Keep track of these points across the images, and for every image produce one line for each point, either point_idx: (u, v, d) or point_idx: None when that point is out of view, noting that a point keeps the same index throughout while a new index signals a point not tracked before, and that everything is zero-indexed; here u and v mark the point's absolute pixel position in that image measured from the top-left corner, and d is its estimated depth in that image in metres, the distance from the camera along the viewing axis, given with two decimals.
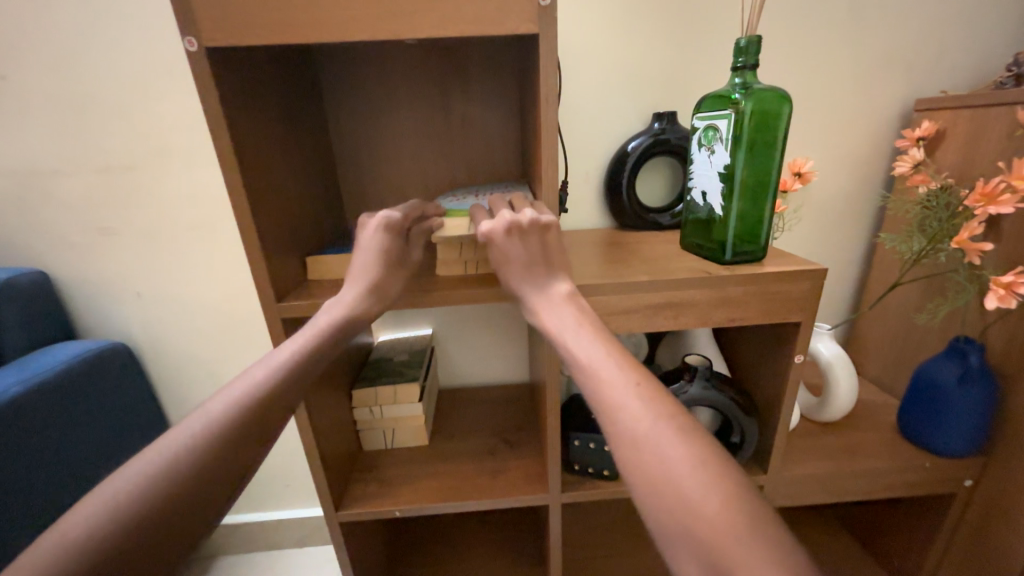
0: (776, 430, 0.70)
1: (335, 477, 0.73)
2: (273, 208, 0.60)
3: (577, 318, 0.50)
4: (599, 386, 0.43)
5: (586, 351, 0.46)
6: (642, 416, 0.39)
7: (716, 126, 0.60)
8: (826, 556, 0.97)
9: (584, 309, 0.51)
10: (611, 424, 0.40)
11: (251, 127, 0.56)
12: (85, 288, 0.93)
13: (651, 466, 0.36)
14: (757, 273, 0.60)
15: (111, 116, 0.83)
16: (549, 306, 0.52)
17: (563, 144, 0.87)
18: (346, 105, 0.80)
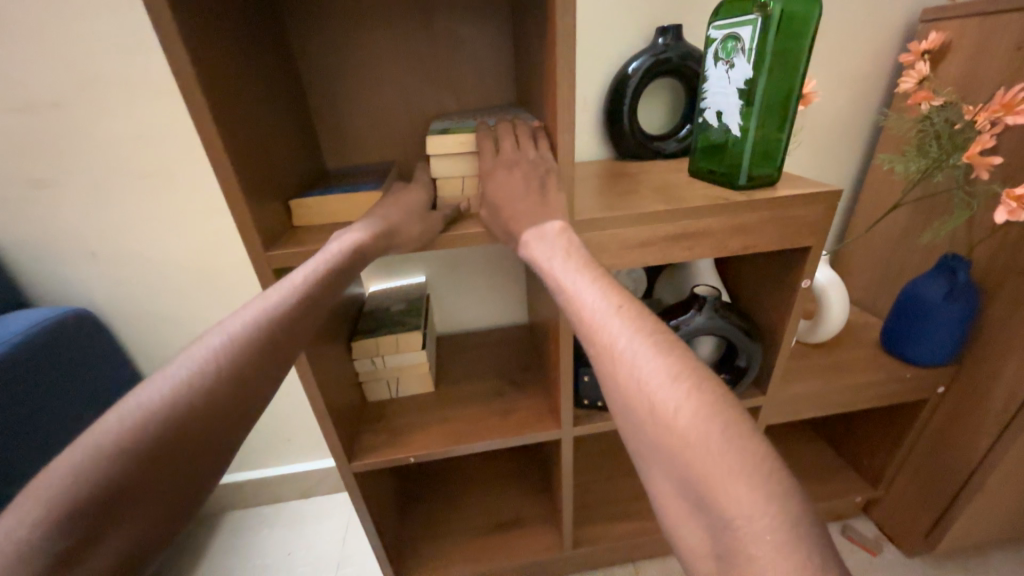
0: (779, 353, 0.72)
1: (345, 429, 0.72)
2: (245, 143, 0.52)
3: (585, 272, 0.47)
4: (585, 320, 0.44)
5: (594, 304, 0.44)
6: (647, 371, 0.38)
7: (737, 35, 0.55)
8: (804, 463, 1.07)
9: (593, 263, 0.49)
10: (597, 355, 0.42)
11: (208, 43, 0.47)
12: (27, 250, 0.82)
13: (632, 394, 0.38)
14: (774, 198, 0.58)
15: (19, 40, 0.68)
16: (556, 256, 0.49)
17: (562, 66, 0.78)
18: (312, 21, 0.68)
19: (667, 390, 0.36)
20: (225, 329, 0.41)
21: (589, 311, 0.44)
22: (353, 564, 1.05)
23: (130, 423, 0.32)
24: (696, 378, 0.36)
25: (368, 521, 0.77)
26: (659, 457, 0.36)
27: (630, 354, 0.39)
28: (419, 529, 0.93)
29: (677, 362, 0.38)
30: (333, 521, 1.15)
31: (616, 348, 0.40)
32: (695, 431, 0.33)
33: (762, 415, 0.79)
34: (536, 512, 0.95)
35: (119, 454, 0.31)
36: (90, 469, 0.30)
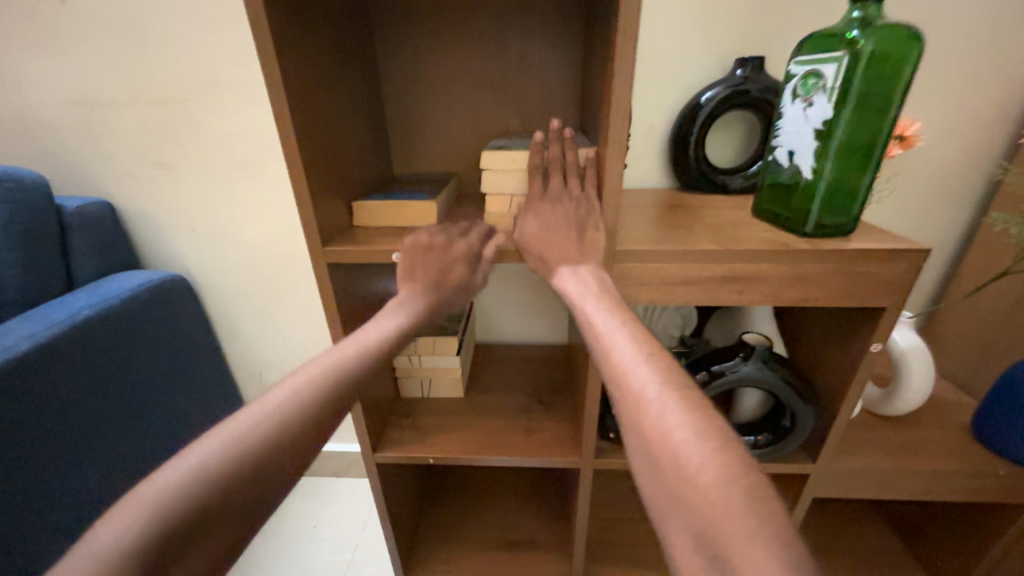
0: (834, 420, 0.65)
1: (374, 419, 0.75)
2: (319, 147, 0.58)
3: (614, 314, 0.47)
4: (614, 365, 0.43)
5: (624, 349, 0.43)
6: (673, 424, 0.36)
7: (819, 72, 0.51)
8: (856, 545, 0.95)
9: (623, 307, 0.48)
10: (623, 399, 0.41)
11: (299, 59, 0.53)
12: (145, 220, 0.97)
13: (653, 443, 0.37)
14: (843, 250, 0.53)
15: (163, 45, 0.81)
16: (587, 295, 0.50)
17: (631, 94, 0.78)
18: (396, 39, 0.74)
19: (693, 446, 0.34)
20: (304, 371, 0.48)
21: (619, 358, 0.43)
22: (370, 548, 1.09)
23: (208, 461, 0.38)
24: (724, 439, 0.34)
25: (384, 512, 0.79)
26: (680, 515, 0.34)
27: (656, 405, 0.38)
28: (433, 530, 0.95)
29: (704, 418, 0.36)
30: (357, 504, 1.21)
31: (642, 395, 0.39)
32: (719, 493, 0.31)
33: (809, 485, 0.71)
34: (549, 537, 0.93)
35: (197, 491, 0.36)
36: (175, 495, 0.36)
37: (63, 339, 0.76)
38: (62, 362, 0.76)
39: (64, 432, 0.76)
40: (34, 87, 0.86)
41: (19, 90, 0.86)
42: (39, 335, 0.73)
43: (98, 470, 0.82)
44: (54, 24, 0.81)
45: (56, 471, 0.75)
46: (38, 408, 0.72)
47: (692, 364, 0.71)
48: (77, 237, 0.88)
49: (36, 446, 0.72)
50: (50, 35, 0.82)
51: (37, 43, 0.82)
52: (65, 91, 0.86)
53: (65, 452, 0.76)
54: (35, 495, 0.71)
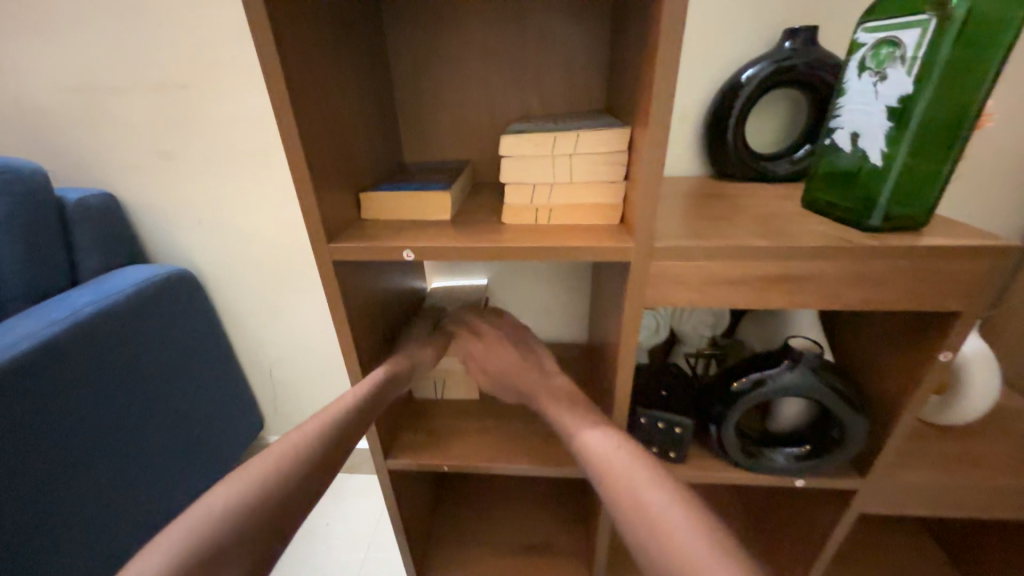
0: (891, 434, 0.58)
1: (386, 424, 0.71)
2: (322, 133, 0.52)
3: (617, 445, 0.51)
4: (617, 472, 0.47)
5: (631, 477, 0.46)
6: (690, 544, 0.38)
7: (897, 40, 0.44)
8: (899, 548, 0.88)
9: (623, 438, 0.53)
10: (634, 527, 0.43)
11: (298, 35, 0.47)
12: (150, 212, 0.93)
13: (656, 538, 0.40)
14: (917, 247, 0.46)
15: (160, 25, 0.76)
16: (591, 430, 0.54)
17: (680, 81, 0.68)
18: (405, 14, 0.68)
19: (713, 562, 0.36)
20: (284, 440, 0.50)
21: (621, 468, 0.48)
22: (382, 548, 1.07)
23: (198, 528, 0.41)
24: (737, 556, 0.37)
25: (396, 519, 0.76)
26: None
27: (670, 529, 0.40)
28: (446, 534, 0.91)
29: (716, 537, 0.39)
30: (370, 501, 1.19)
31: (656, 520, 0.42)
32: None
33: (858, 501, 0.65)
34: (568, 544, 0.89)
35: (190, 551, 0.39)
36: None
37: (66, 337, 0.74)
38: (66, 360, 0.73)
39: (72, 431, 0.74)
40: (29, 73, 0.82)
41: (14, 76, 0.82)
42: (42, 333, 0.71)
43: (110, 470, 0.80)
44: (46, 6, 0.76)
45: (66, 472, 0.73)
46: (43, 408, 0.70)
47: (729, 370, 0.65)
48: (80, 231, 0.85)
49: (44, 447, 0.70)
50: (43, 16, 0.77)
51: (29, 26, 0.78)
52: (61, 77, 0.81)
53: (75, 452, 0.74)
54: (45, 496, 0.69)
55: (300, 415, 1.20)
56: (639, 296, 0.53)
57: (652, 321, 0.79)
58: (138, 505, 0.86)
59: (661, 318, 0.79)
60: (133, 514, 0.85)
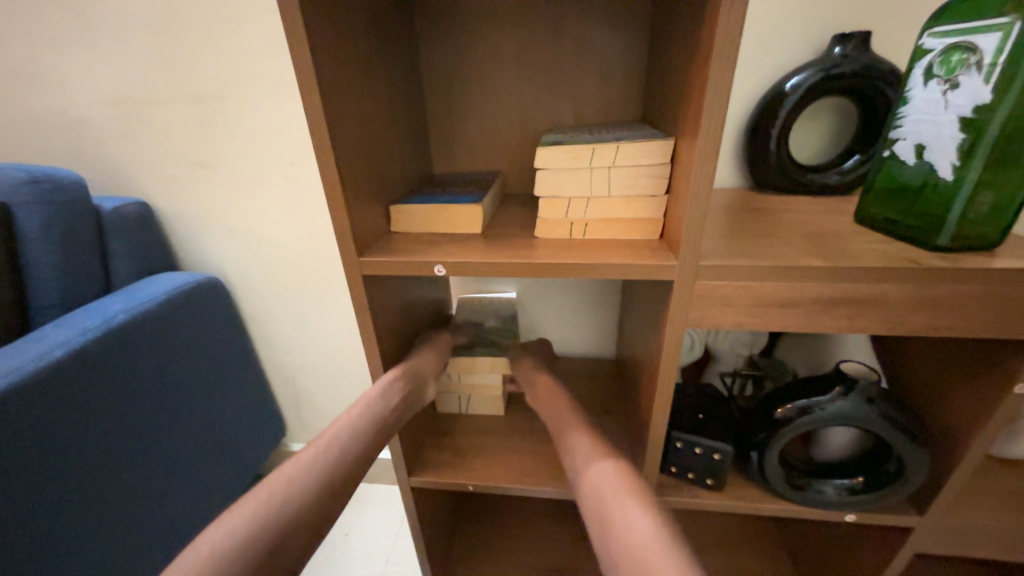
0: (955, 469, 0.54)
1: (410, 440, 0.70)
2: (355, 145, 0.52)
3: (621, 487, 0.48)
4: (599, 491, 0.49)
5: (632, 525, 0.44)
6: None
7: (971, 45, 0.41)
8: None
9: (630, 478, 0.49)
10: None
11: (334, 47, 0.47)
12: (181, 220, 0.95)
13: (630, 551, 0.42)
14: (993, 270, 0.42)
15: (197, 38, 0.78)
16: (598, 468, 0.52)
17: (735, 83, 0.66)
18: (438, 25, 0.67)
19: None
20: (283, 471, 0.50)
21: (611, 497, 0.47)
22: (400, 563, 1.04)
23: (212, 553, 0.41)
24: None
25: (418, 538, 0.74)
26: None
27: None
28: (467, 553, 0.89)
29: None
30: (388, 513, 1.17)
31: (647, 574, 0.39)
32: None
33: (914, 540, 0.60)
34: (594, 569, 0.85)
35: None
36: None
37: (96, 345, 0.74)
38: (96, 367, 0.74)
39: (100, 440, 0.74)
40: (73, 86, 0.84)
41: (59, 89, 0.85)
42: (76, 341, 0.72)
43: (137, 477, 0.81)
44: (91, 21, 0.79)
45: (95, 479, 0.73)
46: (73, 416, 0.70)
47: (771, 394, 0.62)
48: (115, 239, 0.86)
49: (75, 453, 0.71)
50: (87, 31, 0.79)
51: (74, 41, 0.80)
52: (102, 89, 0.84)
53: (104, 459, 0.75)
54: (76, 502, 0.70)
55: (322, 423, 1.20)
56: (681, 316, 0.50)
57: (686, 340, 0.76)
58: (164, 513, 0.86)
59: (696, 336, 0.76)
60: (158, 524, 0.85)
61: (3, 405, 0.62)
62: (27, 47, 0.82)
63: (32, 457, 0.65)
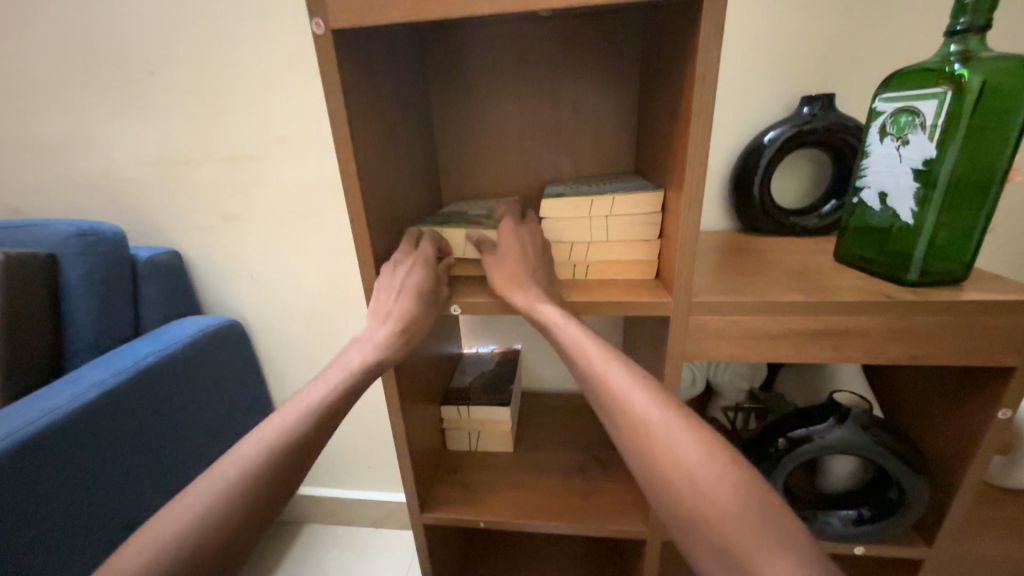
0: (955, 493, 0.55)
1: (422, 477, 0.72)
2: (380, 198, 0.58)
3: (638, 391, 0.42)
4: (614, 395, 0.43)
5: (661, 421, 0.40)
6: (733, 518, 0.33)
7: (915, 109, 0.47)
8: None
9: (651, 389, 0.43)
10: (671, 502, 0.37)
11: (366, 118, 0.54)
12: (208, 267, 1.01)
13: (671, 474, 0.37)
14: (959, 302, 0.47)
15: (235, 105, 0.87)
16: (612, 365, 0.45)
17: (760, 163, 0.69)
18: (451, 92, 0.76)
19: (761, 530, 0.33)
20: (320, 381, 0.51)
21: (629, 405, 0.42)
22: None
23: (253, 459, 0.42)
24: None
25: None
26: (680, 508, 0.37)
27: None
28: None
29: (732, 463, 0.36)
30: (396, 559, 1.15)
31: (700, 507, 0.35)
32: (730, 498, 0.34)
33: (926, 573, 0.60)
34: None
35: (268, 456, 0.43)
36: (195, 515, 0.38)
37: (128, 385, 0.78)
38: (128, 405, 0.78)
39: (126, 480, 0.76)
40: (120, 148, 0.93)
41: (107, 149, 0.94)
42: (107, 381, 0.76)
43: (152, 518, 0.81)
44: (143, 93, 0.89)
45: (114, 519, 0.74)
46: (104, 455, 0.73)
47: (771, 425, 0.64)
48: (147, 285, 0.91)
49: (100, 493, 0.72)
50: (137, 102, 0.89)
51: (125, 110, 0.90)
52: (146, 151, 0.93)
53: (123, 500, 0.76)
54: (96, 542, 0.72)
55: (331, 465, 1.20)
56: (679, 349, 0.54)
57: (688, 372, 0.79)
58: None
59: (697, 370, 0.79)
60: None
61: (45, 442, 0.65)
62: (81, 115, 0.92)
63: (60, 497, 0.66)
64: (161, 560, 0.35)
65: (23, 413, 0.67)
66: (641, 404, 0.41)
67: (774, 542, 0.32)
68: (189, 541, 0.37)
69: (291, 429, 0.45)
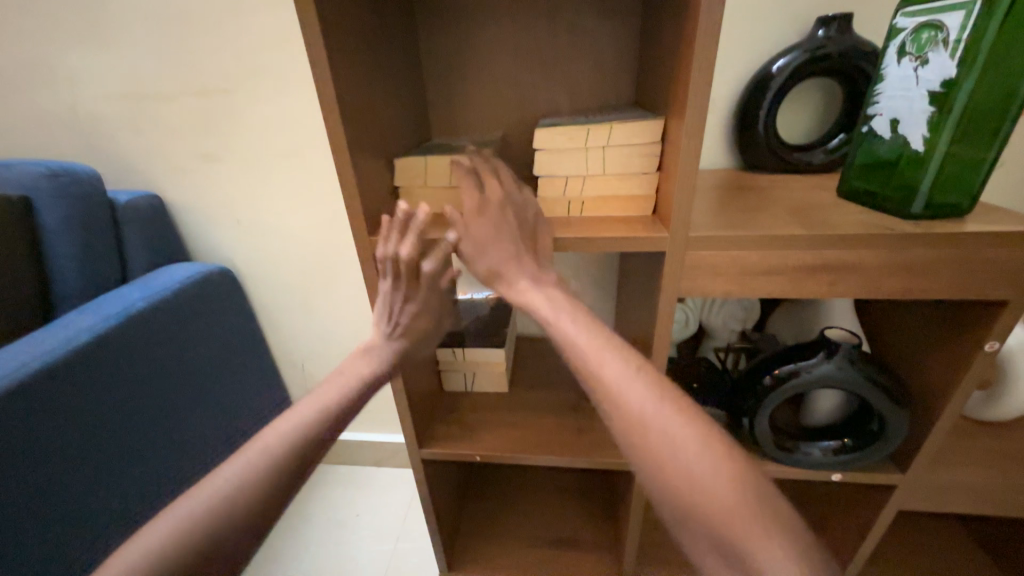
0: (933, 423, 0.57)
1: (419, 415, 0.74)
2: (364, 131, 0.55)
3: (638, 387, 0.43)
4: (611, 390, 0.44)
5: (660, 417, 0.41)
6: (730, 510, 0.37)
7: (939, 24, 0.44)
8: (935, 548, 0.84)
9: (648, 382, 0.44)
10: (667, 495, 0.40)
11: (343, 39, 0.50)
12: (192, 212, 0.97)
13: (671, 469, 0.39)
14: (959, 234, 0.46)
15: (204, 32, 0.80)
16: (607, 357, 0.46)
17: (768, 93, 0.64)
18: (438, 15, 0.70)
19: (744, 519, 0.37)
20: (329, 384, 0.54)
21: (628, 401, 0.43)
22: (412, 539, 1.09)
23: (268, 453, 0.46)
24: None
25: (428, 507, 0.78)
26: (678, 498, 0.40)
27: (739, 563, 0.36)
28: (476, 528, 0.93)
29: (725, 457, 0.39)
30: (398, 493, 1.22)
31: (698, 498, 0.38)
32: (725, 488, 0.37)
33: (897, 497, 0.63)
34: (596, 539, 0.89)
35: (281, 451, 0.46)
36: (216, 499, 0.42)
37: (116, 332, 0.78)
38: (118, 350, 0.78)
39: (124, 423, 0.78)
40: (85, 83, 0.87)
41: (71, 85, 0.88)
42: (97, 327, 0.76)
43: (157, 459, 0.85)
44: (102, 18, 0.81)
45: (118, 457, 0.77)
46: (99, 398, 0.74)
47: (761, 363, 0.65)
48: (130, 230, 0.89)
49: (100, 434, 0.74)
50: (97, 29, 0.82)
51: (84, 37, 0.83)
52: (113, 86, 0.87)
53: (125, 440, 0.79)
54: (103, 481, 0.75)
55: None
56: (673, 286, 0.53)
57: (682, 314, 0.79)
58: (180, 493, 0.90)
59: (691, 312, 0.79)
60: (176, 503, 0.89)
61: (34, 385, 0.65)
62: (37, 43, 0.85)
63: (59, 437, 0.68)
64: (188, 533, 0.39)
65: (12, 357, 0.67)
66: (636, 399, 0.42)
67: (751, 519, 0.36)
68: (213, 516, 0.41)
69: (304, 427, 0.49)
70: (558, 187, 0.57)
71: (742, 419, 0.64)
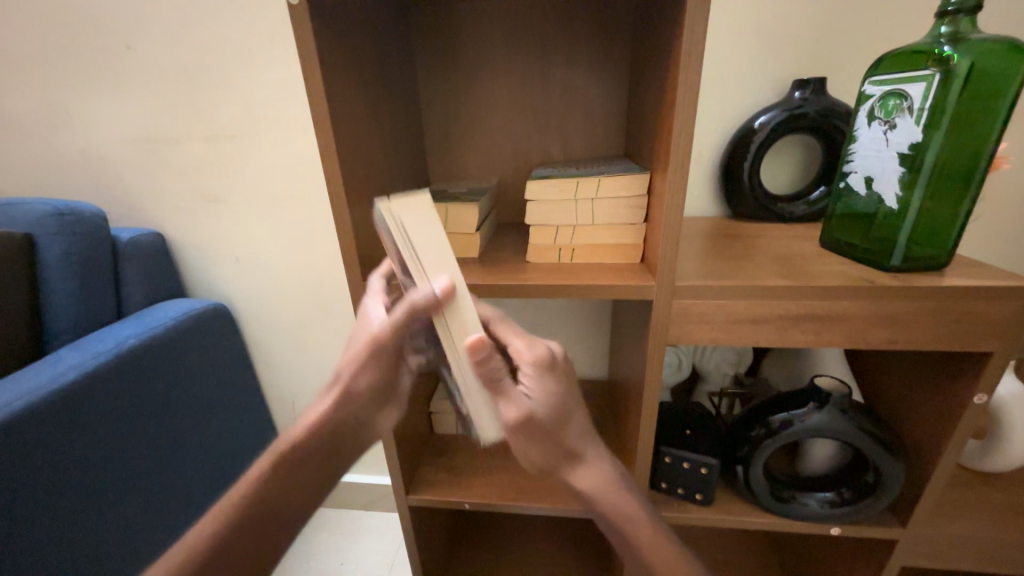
0: (931, 475, 0.56)
1: (407, 460, 0.72)
2: (362, 181, 0.57)
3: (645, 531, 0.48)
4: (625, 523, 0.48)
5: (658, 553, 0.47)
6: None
7: (904, 92, 0.47)
8: None
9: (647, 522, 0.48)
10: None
11: (344, 97, 0.53)
12: (191, 249, 0.99)
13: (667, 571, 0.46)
14: (939, 287, 0.47)
15: (215, 82, 0.85)
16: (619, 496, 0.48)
17: (750, 148, 0.68)
18: (437, 72, 0.74)
19: None
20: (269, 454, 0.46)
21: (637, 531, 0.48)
22: None
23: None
24: None
25: (416, 558, 0.75)
26: None
27: None
28: None
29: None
30: (387, 540, 1.16)
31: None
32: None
33: (900, 553, 0.61)
34: None
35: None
36: None
37: (106, 369, 0.76)
38: (107, 387, 0.76)
39: (107, 463, 0.76)
40: (98, 127, 0.91)
41: (86, 127, 0.91)
42: (87, 364, 0.75)
43: (137, 503, 0.81)
44: (120, 69, 0.86)
45: (96, 501, 0.74)
46: (82, 437, 0.72)
47: (755, 409, 0.65)
48: (129, 266, 0.91)
49: (78, 472, 0.71)
50: (114, 79, 0.87)
51: (100, 86, 0.88)
52: (124, 129, 0.90)
53: (104, 480, 0.75)
54: (81, 526, 0.71)
55: None
56: (662, 333, 0.54)
57: (674, 358, 0.79)
58: (157, 541, 0.85)
59: (683, 355, 0.79)
60: (151, 553, 0.84)
61: (19, 425, 0.64)
62: (56, 90, 0.89)
63: (34, 479, 0.65)
64: None
65: None
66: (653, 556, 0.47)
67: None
68: None
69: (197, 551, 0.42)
70: (548, 236, 0.59)
71: (737, 467, 0.63)
